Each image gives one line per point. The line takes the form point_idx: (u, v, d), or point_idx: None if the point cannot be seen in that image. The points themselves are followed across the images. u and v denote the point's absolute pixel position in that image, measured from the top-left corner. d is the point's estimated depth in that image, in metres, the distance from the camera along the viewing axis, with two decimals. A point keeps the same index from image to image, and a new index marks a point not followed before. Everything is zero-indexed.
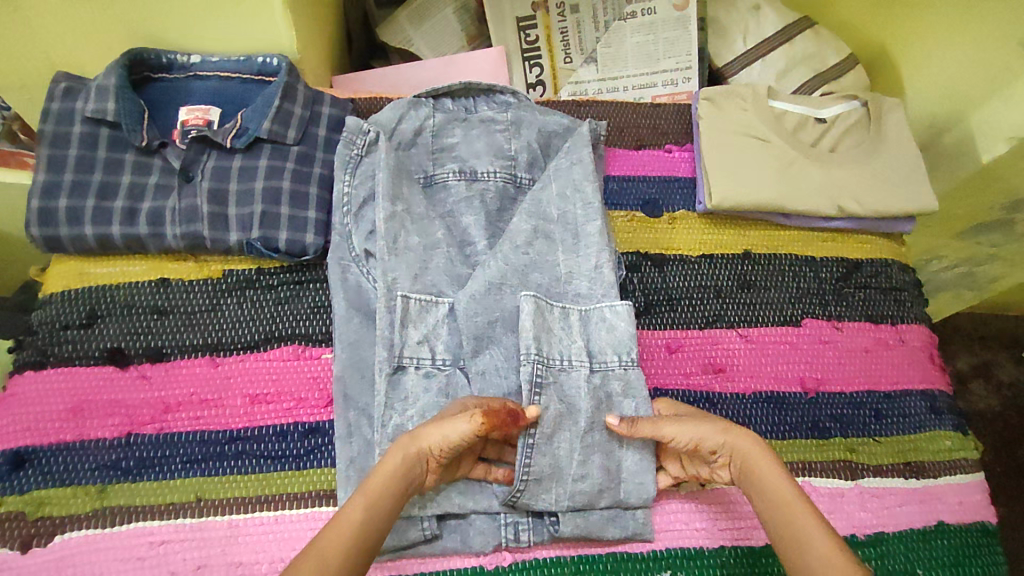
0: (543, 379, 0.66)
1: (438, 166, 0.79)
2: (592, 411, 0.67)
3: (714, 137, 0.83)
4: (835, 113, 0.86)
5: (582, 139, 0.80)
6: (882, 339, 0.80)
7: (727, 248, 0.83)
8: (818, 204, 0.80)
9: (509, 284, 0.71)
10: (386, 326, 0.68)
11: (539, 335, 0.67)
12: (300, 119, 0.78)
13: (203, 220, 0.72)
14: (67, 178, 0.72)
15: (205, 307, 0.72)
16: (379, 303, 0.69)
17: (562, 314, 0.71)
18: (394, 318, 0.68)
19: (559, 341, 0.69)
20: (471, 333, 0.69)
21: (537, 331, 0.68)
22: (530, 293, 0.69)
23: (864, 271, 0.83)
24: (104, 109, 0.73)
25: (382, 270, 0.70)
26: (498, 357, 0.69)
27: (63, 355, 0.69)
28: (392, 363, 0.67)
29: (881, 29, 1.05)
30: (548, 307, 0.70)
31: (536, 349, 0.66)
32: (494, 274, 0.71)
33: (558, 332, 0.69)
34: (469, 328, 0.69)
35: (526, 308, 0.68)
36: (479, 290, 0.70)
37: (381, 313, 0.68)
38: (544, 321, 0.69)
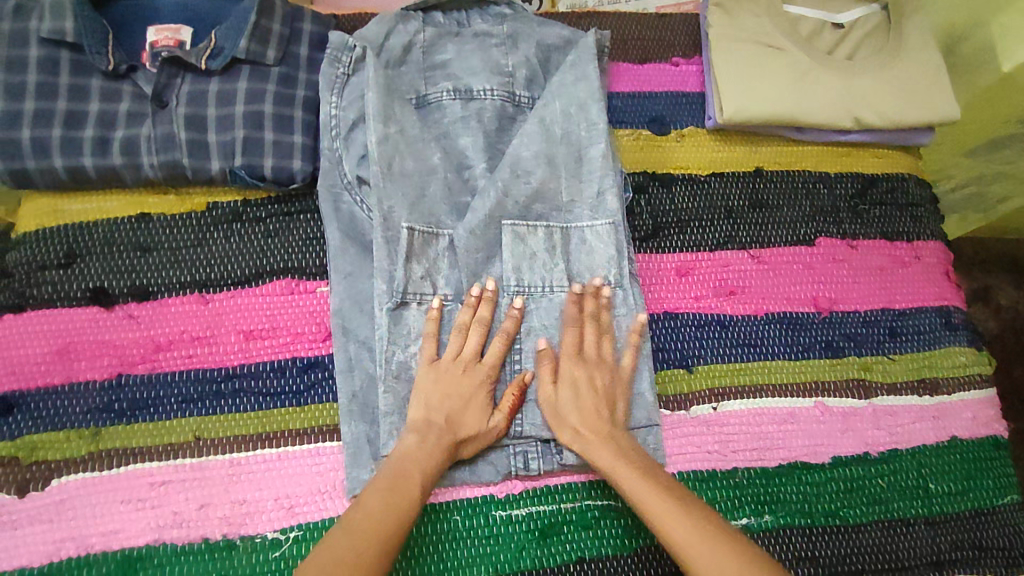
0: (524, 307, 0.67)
1: (430, 85, 0.74)
2: None
3: (725, 47, 0.78)
4: (853, 19, 0.80)
5: (588, 51, 0.74)
6: (899, 256, 0.77)
7: (738, 166, 0.79)
8: (833, 116, 0.76)
9: (511, 217, 0.69)
10: (385, 257, 0.65)
11: (518, 263, 0.68)
12: (280, 37, 0.72)
13: (182, 148, 0.67)
14: (29, 106, 0.66)
15: (191, 243, 0.68)
16: (376, 231, 0.65)
17: (545, 234, 0.69)
18: (399, 250, 0.65)
19: (542, 266, 0.68)
20: (471, 269, 0.67)
21: (517, 260, 0.68)
22: (508, 221, 0.68)
23: (879, 186, 0.80)
24: (63, 29, 0.67)
25: (377, 197, 0.66)
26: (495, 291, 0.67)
27: (44, 297, 0.65)
28: (394, 297, 0.64)
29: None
30: (529, 230, 0.69)
31: (515, 279, 0.67)
32: (499, 203, 0.68)
33: (542, 257, 0.69)
34: (468, 260, 0.67)
35: (504, 239, 0.68)
36: (478, 221, 0.67)
37: (378, 244, 0.65)
38: (525, 247, 0.68)
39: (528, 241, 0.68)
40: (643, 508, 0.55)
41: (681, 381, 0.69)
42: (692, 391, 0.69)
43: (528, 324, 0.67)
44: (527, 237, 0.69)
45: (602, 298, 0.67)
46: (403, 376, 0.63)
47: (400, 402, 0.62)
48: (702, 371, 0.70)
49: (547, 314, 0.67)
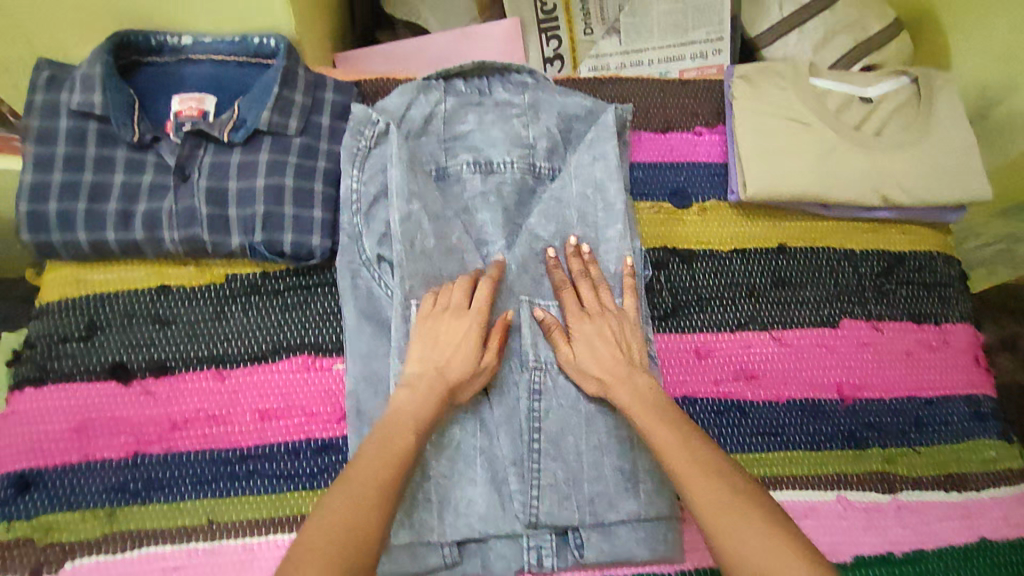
0: (542, 386, 0.65)
1: (450, 156, 0.74)
2: (590, 416, 0.65)
3: (751, 121, 0.76)
4: (883, 92, 0.79)
5: (607, 128, 0.74)
6: (925, 340, 0.75)
7: (761, 242, 0.78)
8: (862, 195, 0.75)
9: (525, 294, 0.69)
10: (400, 337, 0.64)
11: (536, 339, 0.67)
12: (302, 107, 0.72)
13: (203, 222, 0.66)
14: (56, 178, 0.66)
15: (210, 315, 0.68)
16: (394, 310, 0.65)
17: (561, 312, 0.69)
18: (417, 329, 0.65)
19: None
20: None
21: (536, 335, 0.67)
22: (525, 296, 0.69)
23: (907, 265, 0.78)
24: (91, 102, 0.67)
25: (398, 275, 0.66)
26: (512, 368, 0.66)
27: (63, 372, 0.65)
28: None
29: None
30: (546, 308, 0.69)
31: (534, 355, 0.66)
32: (516, 281, 0.69)
33: None
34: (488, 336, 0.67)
35: (522, 315, 0.68)
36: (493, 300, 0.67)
37: (395, 323, 0.65)
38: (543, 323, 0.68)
39: None
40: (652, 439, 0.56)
41: None
42: None
43: (545, 401, 0.65)
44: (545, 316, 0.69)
45: (585, 256, 0.69)
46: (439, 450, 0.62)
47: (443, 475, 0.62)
48: None
49: (565, 392, 0.65)
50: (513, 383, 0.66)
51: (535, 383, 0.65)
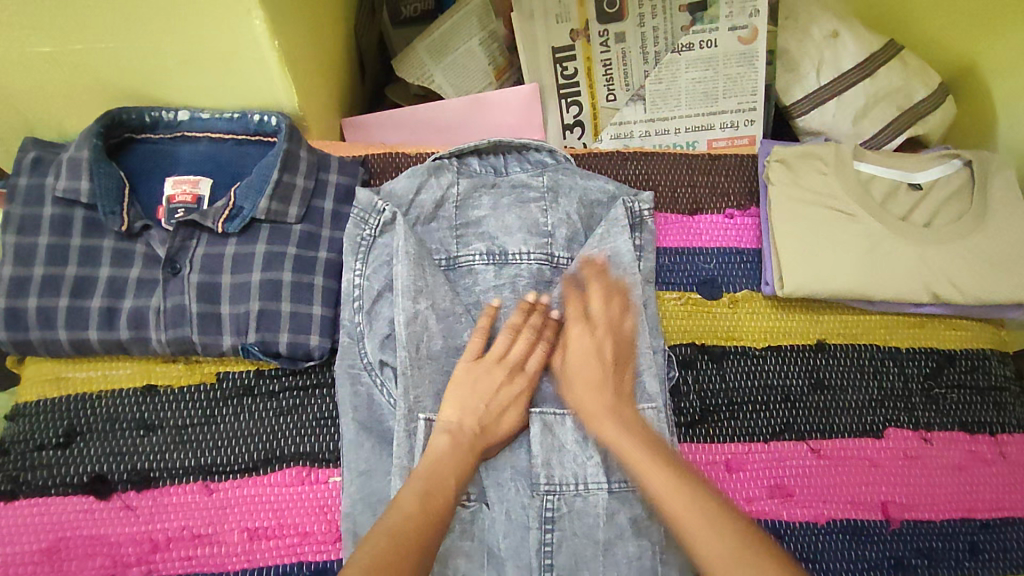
0: (556, 512, 0.60)
1: (462, 246, 0.69)
2: (609, 543, 0.59)
3: (787, 209, 0.71)
4: (932, 179, 0.73)
5: (617, 222, 0.69)
6: (978, 453, 0.68)
7: (798, 338, 0.71)
8: (909, 291, 0.69)
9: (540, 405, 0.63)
10: (404, 455, 0.58)
11: (547, 457, 0.61)
12: (303, 191, 0.67)
13: (192, 323, 0.62)
14: (37, 272, 0.62)
15: (198, 420, 0.63)
16: (397, 424, 0.59)
17: (575, 423, 0.63)
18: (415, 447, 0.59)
19: (573, 460, 0.61)
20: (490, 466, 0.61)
21: (546, 452, 0.61)
22: (536, 408, 0.63)
23: (957, 366, 0.72)
24: (77, 189, 0.63)
25: (403, 385, 0.60)
26: (521, 492, 0.61)
27: (37, 485, 0.60)
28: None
29: (975, 34, 0.88)
30: (559, 419, 0.62)
31: (544, 474, 0.60)
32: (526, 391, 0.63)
33: (571, 448, 0.62)
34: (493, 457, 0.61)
35: (532, 430, 0.61)
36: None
37: (399, 438, 0.59)
38: (554, 438, 0.62)
39: (557, 433, 0.62)
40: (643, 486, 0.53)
41: None
42: None
43: (559, 530, 0.59)
44: (556, 428, 0.62)
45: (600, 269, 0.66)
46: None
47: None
48: None
49: (584, 515, 0.60)
50: (522, 506, 0.60)
51: (547, 508, 0.60)
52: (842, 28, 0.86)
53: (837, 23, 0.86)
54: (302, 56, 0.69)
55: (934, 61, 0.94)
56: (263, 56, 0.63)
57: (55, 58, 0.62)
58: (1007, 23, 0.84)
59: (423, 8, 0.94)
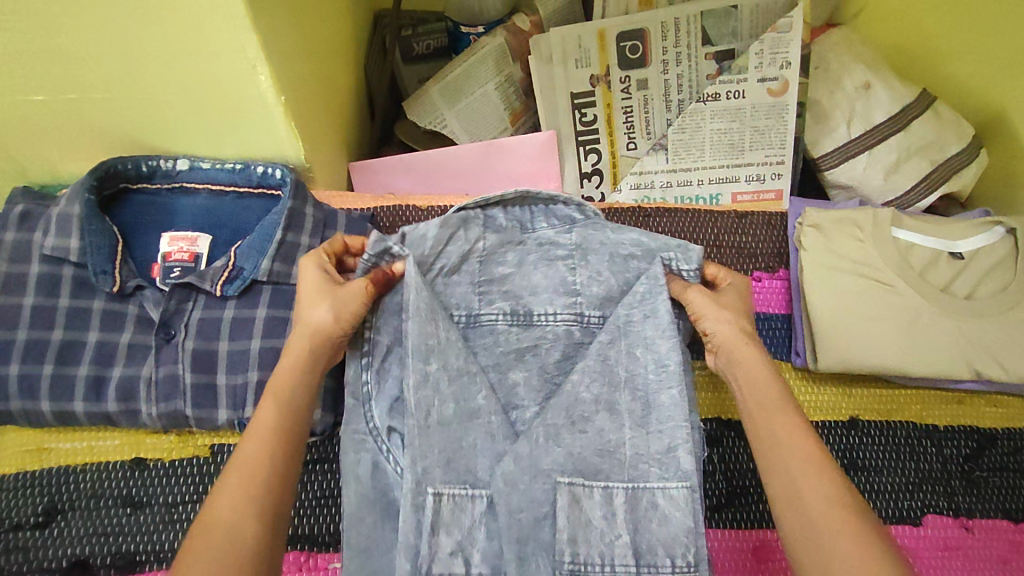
0: None
1: (484, 303, 0.65)
2: None
3: (821, 277, 0.67)
4: (975, 248, 0.69)
5: (659, 281, 0.63)
6: (1022, 544, 0.64)
7: (832, 413, 0.67)
8: (949, 370, 0.65)
9: (569, 475, 0.58)
10: (410, 532, 0.53)
11: (573, 534, 0.57)
12: (308, 251, 0.63)
13: (185, 394, 0.58)
14: (21, 337, 0.58)
15: (189, 497, 0.59)
16: (403, 498, 0.54)
17: (603, 497, 0.58)
18: (423, 521, 0.54)
19: (601, 536, 0.57)
20: (513, 535, 0.56)
21: (572, 528, 0.57)
22: (565, 479, 0.58)
23: (999, 447, 0.67)
24: (67, 248, 0.60)
25: (409, 455, 0.55)
26: (544, 569, 0.56)
27: (12, 570, 0.55)
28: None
29: (1011, 83, 0.83)
30: (586, 491, 0.58)
31: (569, 552, 0.56)
32: (547, 459, 0.57)
33: (598, 524, 0.58)
34: (512, 527, 0.56)
35: (559, 503, 0.57)
36: (517, 468, 0.57)
37: (405, 512, 0.54)
38: (580, 513, 0.57)
39: (584, 505, 0.58)
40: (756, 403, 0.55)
41: None
42: None
43: None
44: (583, 500, 0.58)
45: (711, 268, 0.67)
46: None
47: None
48: None
49: None
50: None
51: None
52: (874, 78, 0.82)
53: (869, 73, 0.82)
54: (310, 105, 0.66)
55: (966, 110, 0.89)
56: (269, 108, 0.59)
57: (48, 107, 0.59)
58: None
59: (436, 46, 0.91)
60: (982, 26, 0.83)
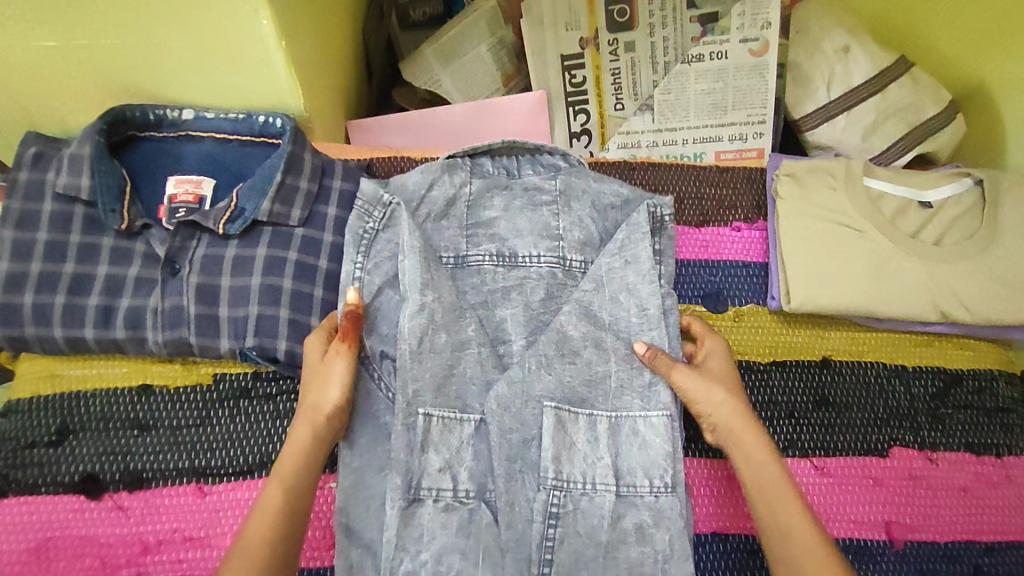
0: (561, 508, 0.59)
1: (471, 245, 0.68)
2: (611, 546, 0.58)
3: (795, 223, 0.70)
4: (944, 196, 0.72)
5: (639, 228, 0.68)
6: (984, 475, 0.68)
7: (805, 354, 0.71)
8: (916, 311, 0.68)
9: (554, 401, 0.61)
10: (402, 448, 0.57)
11: (558, 453, 0.59)
12: (306, 194, 0.66)
13: (190, 324, 0.61)
14: (34, 269, 0.61)
15: (194, 421, 0.62)
16: (396, 418, 0.58)
17: (587, 423, 0.61)
18: (410, 441, 0.58)
19: (583, 459, 0.60)
20: (503, 454, 0.58)
21: (557, 449, 0.59)
22: (551, 404, 0.61)
23: (964, 386, 0.71)
24: (78, 185, 0.62)
25: (400, 379, 0.59)
26: (527, 486, 0.59)
27: (27, 483, 0.59)
28: (408, 494, 0.57)
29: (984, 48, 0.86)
30: (571, 416, 0.61)
31: (553, 471, 0.59)
32: (539, 385, 0.61)
33: (582, 447, 0.61)
34: (501, 446, 0.59)
35: (544, 424, 0.60)
36: (509, 393, 0.60)
37: (397, 432, 0.57)
38: (565, 436, 0.60)
39: (568, 431, 0.61)
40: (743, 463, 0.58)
41: None
42: None
43: (562, 526, 0.58)
44: (568, 426, 0.61)
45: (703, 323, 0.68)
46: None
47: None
48: None
49: (586, 517, 0.59)
50: (527, 501, 0.58)
51: (553, 505, 0.58)
52: (853, 42, 0.85)
53: (848, 38, 0.85)
54: (309, 56, 0.69)
55: (943, 75, 0.93)
56: (271, 55, 0.63)
57: (60, 53, 0.62)
58: (1019, 36, 0.82)
59: (433, 13, 0.95)
60: None
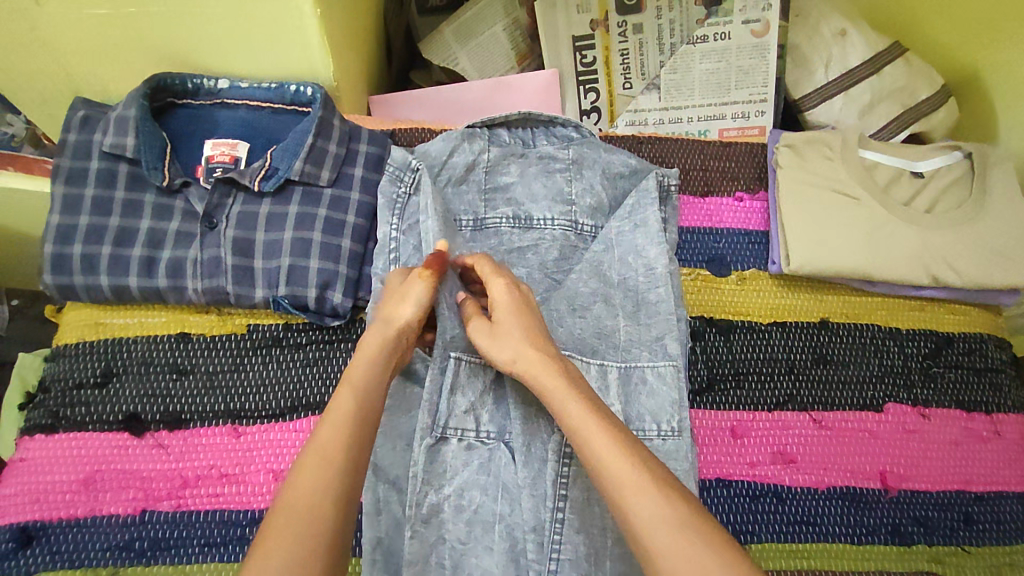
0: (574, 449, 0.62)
1: (490, 208, 0.73)
2: None
3: (794, 191, 0.75)
4: (935, 167, 0.76)
5: (648, 194, 0.72)
6: (974, 430, 0.72)
7: (803, 315, 0.75)
8: (909, 274, 0.72)
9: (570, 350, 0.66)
10: (433, 391, 0.61)
11: None
12: (335, 157, 0.70)
13: (227, 273, 0.65)
14: (82, 222, 0.65)
15: (228, 367, 0.66)
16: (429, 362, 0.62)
17: (598, 372, 0.65)
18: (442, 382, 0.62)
19: None
20: (523, 398, 0.63)
21: None
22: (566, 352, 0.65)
23: (955, 347, 0.75)
24: (123, 144, 0.67)
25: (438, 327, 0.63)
26: (542, 428, 0.62)
27: (75, 420, 0.63)
28: (434, 433, 0.61)
29: (973, 32, 0.91)
30: (583, 367, 0.65)
31: None
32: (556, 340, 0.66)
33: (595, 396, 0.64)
34: (518, 390, 0.63)
35: None
36: None
37: (431, 375, 0.62)
38: None
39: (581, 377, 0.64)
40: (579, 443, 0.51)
41: (782, 557, 0.65)
42: (776, 565, 0.65)
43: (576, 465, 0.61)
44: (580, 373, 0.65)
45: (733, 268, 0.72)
46: (384, 511, 0.61)
47: (391, 530, 0.61)
48: (756, 549, 0.65)
49: None
50: (543, 442, 0.62)
51: (566, 446, 0.62)
52: (851, 27, 0.90)
53: (846, 22, 0.90)
54: (338, 29, 0.73)
55: (938, 60, 0.97)
56: (303, 25, 0.67)
57: (105, 22, 0.65)
58: (1007, 20, 0.86)
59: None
60: None
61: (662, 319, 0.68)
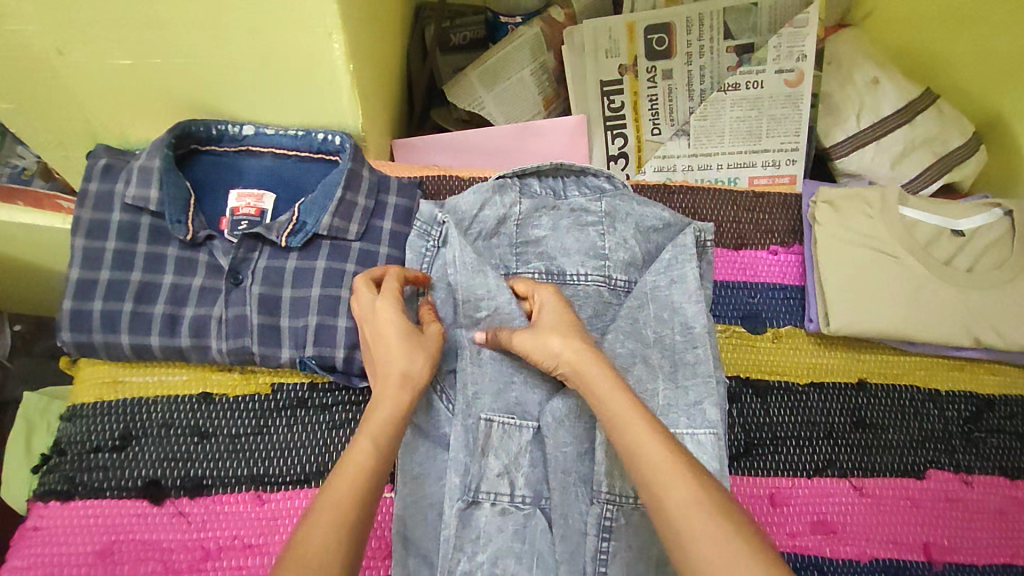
0: (613, 522, 0.60)
1: (521, 263, 0.71)
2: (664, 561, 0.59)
3: (831, 248, 0.73)
4: (976, 226, 0.75)
5: (686, 249, 0.70)
6: (1018, 499, 0.70)
7: (841, 376, 0.73)
8: (951, 336, 0.70)
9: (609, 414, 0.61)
10: (462, 452, 0.59)
11: (610, 468, 0.60)
12: (363, 210, 0.68)
13: (252, 333, 0.63)
14: (103, 277, 0.63)
15: (251, 429, 0.64)
16: (456, 421, 0.61)
17: None
18: (475, 444, 0.60)
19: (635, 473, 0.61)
20: (559, 468, 0.60)
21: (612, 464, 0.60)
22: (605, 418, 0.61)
23: (996, 411, 0.73)
24: (147, 196, 0.64)
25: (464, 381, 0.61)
26: (580, 499, 0.60)
27: (92, 487, 0.61)
28: (466, 496, 0.59)
29: (1002, 83, 0.90)
30: None
31: (606, 483, 0.60)
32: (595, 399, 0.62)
33: None
34: (558, 460, 0.61)
35: (597, 438, 0.60)
36: (564, 408, 0.61)
37: (457, 433, 0.60)
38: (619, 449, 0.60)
39: None
40: (622, 431, 0.49)
41: None
42: None
43: (615, 540, 0.59)
44: None
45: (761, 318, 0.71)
46: None
47: None
48: None
49: (636, 531, 0.60)
50: (580, 513, 0.60)
51: (605, 519, 0.60)
52: (882, 75, 0.89)
53: (877, 71, 0.89)
54: (367, 79, 0.71)
55: (965, 108, 0.95)
56: (336, 78, 0.65)
57: (131, 71, 0.63)
58: None
59: (473, 37, 0.97)
60: (977, 31, 0.90)
61: (698, 381, 0.66)
